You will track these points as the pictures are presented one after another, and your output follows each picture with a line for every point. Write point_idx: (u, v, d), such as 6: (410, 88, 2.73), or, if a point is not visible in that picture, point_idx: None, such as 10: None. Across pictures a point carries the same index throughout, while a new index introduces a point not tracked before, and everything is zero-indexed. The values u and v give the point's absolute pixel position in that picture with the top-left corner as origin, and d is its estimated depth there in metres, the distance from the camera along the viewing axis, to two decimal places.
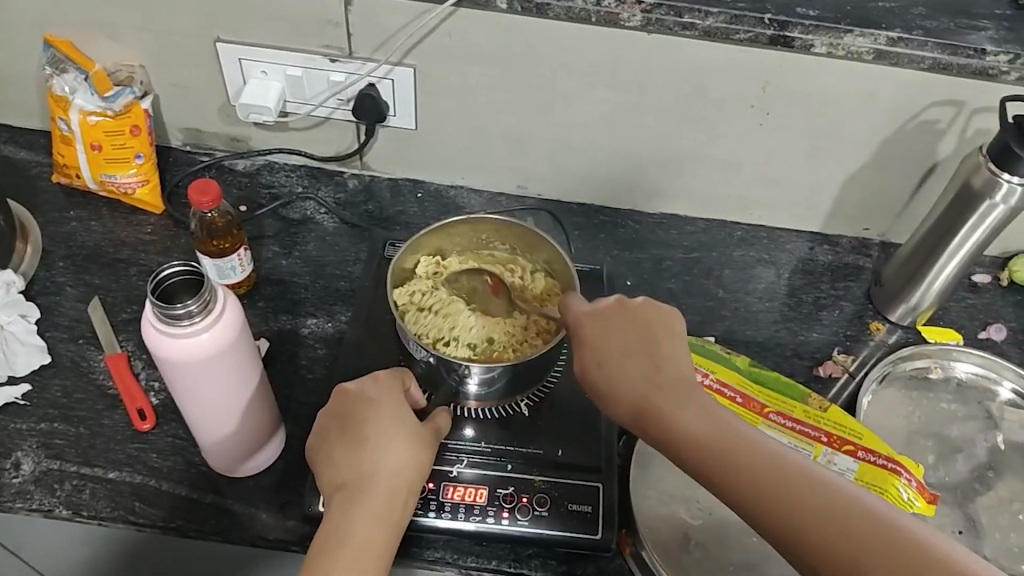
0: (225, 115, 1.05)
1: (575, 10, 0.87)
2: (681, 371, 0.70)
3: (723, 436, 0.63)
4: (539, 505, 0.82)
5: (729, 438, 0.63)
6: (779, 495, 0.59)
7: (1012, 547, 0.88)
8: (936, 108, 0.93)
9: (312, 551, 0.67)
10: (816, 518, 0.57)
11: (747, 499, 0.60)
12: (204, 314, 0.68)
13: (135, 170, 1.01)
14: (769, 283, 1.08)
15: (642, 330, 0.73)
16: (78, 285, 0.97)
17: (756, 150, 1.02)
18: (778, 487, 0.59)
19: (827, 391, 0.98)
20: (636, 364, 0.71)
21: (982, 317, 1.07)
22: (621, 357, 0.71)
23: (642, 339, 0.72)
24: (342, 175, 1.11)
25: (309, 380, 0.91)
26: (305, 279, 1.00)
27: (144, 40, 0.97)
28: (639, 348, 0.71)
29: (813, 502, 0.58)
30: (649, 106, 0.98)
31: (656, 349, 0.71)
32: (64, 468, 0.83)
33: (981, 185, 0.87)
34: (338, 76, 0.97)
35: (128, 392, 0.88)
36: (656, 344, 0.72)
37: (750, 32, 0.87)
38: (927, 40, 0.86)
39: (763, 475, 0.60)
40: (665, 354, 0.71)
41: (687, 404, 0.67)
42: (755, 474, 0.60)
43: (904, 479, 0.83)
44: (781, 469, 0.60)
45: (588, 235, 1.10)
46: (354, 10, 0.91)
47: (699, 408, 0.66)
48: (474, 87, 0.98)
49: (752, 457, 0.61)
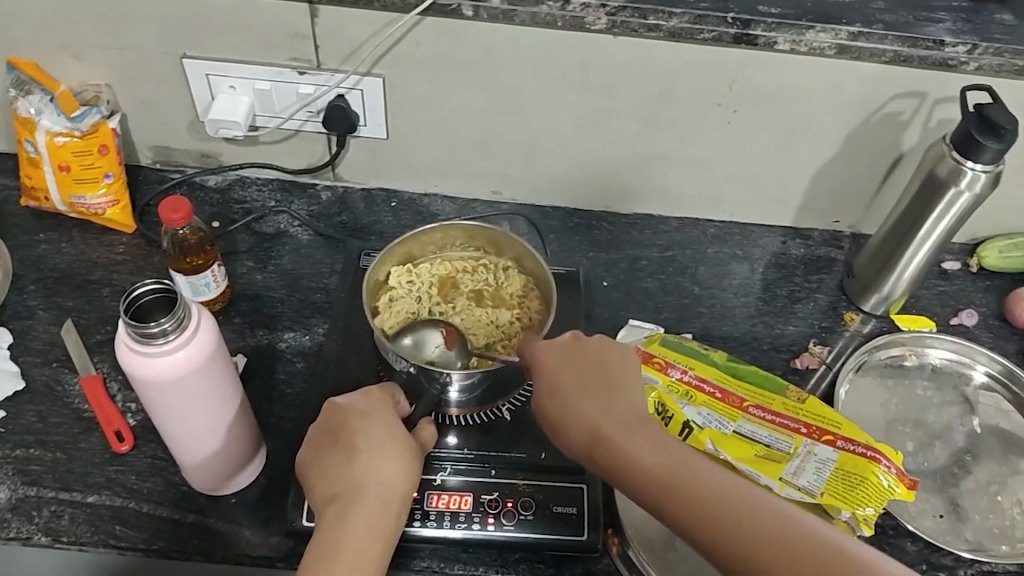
0: (194, 131, 1.04)
1: (541, 15, 0.88)
2: (632, 401, 0.72)
3: (671, 464, 0.66)
4: (524, 509, 0.82)
5: (677, 466, 0.66)
6: (729, 522, 0.62)
7: (992, 529, 0.89)
8: (899, 100, 0.95)
9: (307, 560, 0.67)
10: (770, 548, 0.60)
11: (703, 531, 0.62)
12: (178, 332, 0.68)
13: (104, 190, 1.00)
14: (744, 279, 1.09)
15: (598, 362, 0.75)
16: (50, 308, 0.96)
17: (725, 148, 1.03)
18: (727, 514, 0.62)
19: (805, 383, 0.99)
20: (588, 392, 0.73)
21: (954, 304, 1.09)
22: (573, 388, 0.73)
23: (595, 370, 0.74)
24: (315, 187, 1.11)
25: (288, 394, 0.91)
26: (281, 293, 1.00)
27: (109, 59, 0.96)
28: (593, 380, 0.73)
29: (763, 529, 0.61)
30: (617, 108, 0.99)
31: (609, 382, 0.73)
32: (42, 494, 0.82)
33: (946, 174, 0.89)
34: (306, 88, 0.97)
35: (105, 414, 0.87)
36: (608, 374, 0.74)
37: (714, 31, 0.88)
38: (887, 33, 0.88)
39: (714, 505, 0.62)
40: (616, 383, 0.74)
41: (636, 432, 0.69)
42: (708, 506, 0.63)
43: (883, 467, 0.83)
44: (733, 499, 0.63)
45: (564, 237, 1.10)
46: (320, 22, 0.91)
47: (648, 438, 0.69)
48: (444, 95, 0.98)
49: (705, 488, 0.64)
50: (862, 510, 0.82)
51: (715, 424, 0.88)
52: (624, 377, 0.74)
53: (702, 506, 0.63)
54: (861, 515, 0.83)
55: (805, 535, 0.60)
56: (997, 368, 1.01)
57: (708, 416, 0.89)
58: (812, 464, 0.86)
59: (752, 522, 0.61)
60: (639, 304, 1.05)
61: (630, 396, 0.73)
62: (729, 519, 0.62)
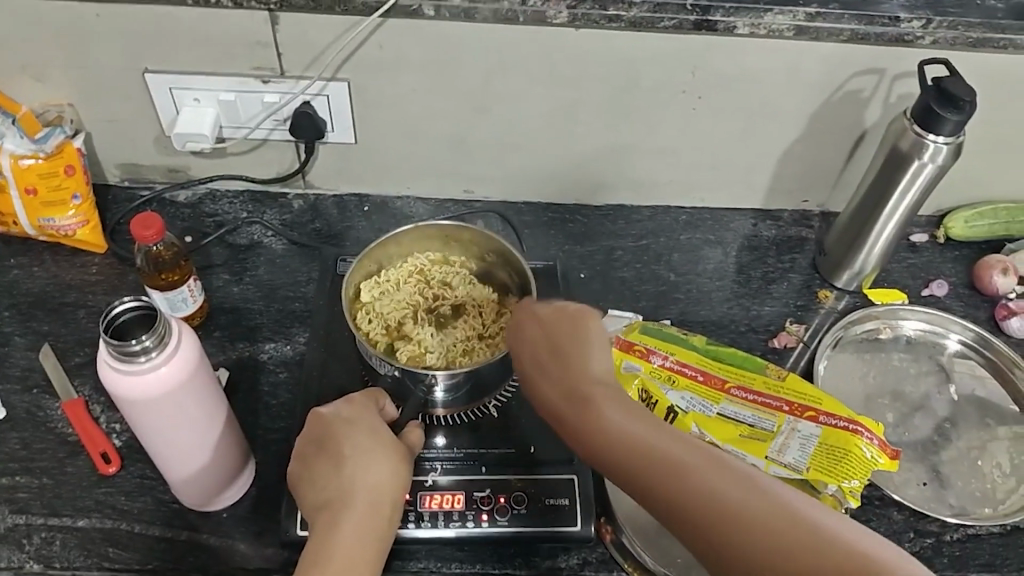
0: (161, 147, 1.03)
1: (502, 12, 0.88)
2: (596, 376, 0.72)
3: (635, 442, 0.65)
4: (517, 503, 0.82)
5: (641, 444, 0.65)
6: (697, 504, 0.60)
7: (974, 493, 0.91)
8: (858, 78, 0.96)
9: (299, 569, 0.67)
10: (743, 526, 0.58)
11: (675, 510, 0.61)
12: (160, 349, 0.67)
13: (73, 212, 0.99)
14: (718, 263, 1.10)
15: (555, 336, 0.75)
16: (27, 334, 0.94)
17: (691, 134, 1.04)
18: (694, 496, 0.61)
19: (785, 362, 1.01)
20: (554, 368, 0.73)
21: (924, 275, 1.11)
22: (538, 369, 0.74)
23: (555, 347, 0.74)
24: (286, 197, 1.10)
25: (273, 405, 0.91)
26: (259, 304, 0.99)
27: (69, 77, 0.95)
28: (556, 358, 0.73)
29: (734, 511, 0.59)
30: (583, 100, 0.99)
31: (569, 359, 0.73)
32: (31, 522, 0.81)
33: (909, 147, 0.90)
34: (271, 97, 0.96)
35: (89, 438, 0.86)
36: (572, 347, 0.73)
37: (674, 18, 0.89)
38: (843, 12, 0.89)
39: (679, 488, 0.61)
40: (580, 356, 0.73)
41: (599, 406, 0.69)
42: (678, 488, 0.62)
43: (866, 439, 0.85)
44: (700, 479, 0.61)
45: (538, 232, 1.11)
46: (281, 29, 0.90)
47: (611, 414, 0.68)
48: (410, 96, 0.98)
49: (682, 469, 0.62)
50: (848, 483, 0.84)
51: (699, 407, 0.90)
52: (584, 348, 0.73)
53: (682, 494, 0.61)
54: (848, 488, 0.84)
55: (792, 520, 0.58)
56: (969, 336, 1.04)
57: (691, 399, 0.90)
58: (796, 441, 0.87)
59: (735, 508, 0.59)
60: (617, 293, 1.06)
61: (595, 370, 0.72)
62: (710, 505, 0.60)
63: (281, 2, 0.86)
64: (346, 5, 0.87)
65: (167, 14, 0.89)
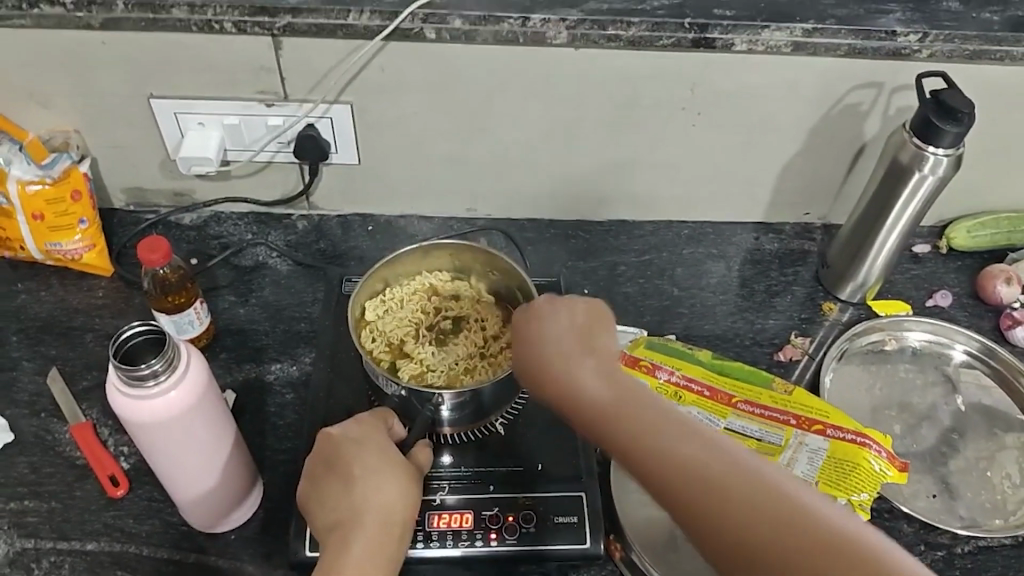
0: (166, 171, 1.04)
1: (502, 33, 0.89)
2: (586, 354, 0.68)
3: (622, 418, 0.62)
4: (525, 521, 0.82)
5: (630, 422, 0.62)
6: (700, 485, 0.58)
7: (984, 503, 0.91)
8: (857, 91, 0.97)
9: None
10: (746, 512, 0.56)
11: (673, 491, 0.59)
12: (169, 372, 0.67)
13: (80, 236, 0.99)
14: (721, 277, 1.11)
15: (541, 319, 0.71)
16: (35, 358, 0.95)
17: (692, 150, 1.04)
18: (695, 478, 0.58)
19: (790, 375, 1.01)
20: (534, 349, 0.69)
21: (928, 286, 1.11)
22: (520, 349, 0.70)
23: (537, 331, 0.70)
24: (291, 218, 1.11)
25: (280, 426, 0.91)
26: (265, 325, 1.00)
27: (76, 104, 0.96)
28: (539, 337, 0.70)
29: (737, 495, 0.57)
30: (584, 117, 1.00)
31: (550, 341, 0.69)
32: (39, 546, 0.81)
33: (909, 160, 0.91)
34: (276, 120, 0.97)
35: (97, 461, 0.86)
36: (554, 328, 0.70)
37: (672, 37, 0.90)
38: (840, 28, 0.89)
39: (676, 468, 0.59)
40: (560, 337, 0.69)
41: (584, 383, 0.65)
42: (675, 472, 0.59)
43: (873, 452, 0.85)
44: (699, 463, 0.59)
45: (542, 249, 1.11)
46: (284, 54, 0.91)
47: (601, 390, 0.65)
48: (412, 117, 0.99)
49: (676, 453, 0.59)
50: (858, 497, 0.84)
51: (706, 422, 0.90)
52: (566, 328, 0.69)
53: (680, 476, 0.58)
54: (857, 502, 0.84)
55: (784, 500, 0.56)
56: (975, 346, 1.03)
57: (698, 414, 0.90)
58: (804, 455, 0.87)
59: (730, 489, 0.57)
60: (621, 309, 1.06)
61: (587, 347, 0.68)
62: (715, 494, 0.57)
63: (284, 27, 0.87)
64: (349, 29, 0.88)
65: (171, 41, 0.90)
